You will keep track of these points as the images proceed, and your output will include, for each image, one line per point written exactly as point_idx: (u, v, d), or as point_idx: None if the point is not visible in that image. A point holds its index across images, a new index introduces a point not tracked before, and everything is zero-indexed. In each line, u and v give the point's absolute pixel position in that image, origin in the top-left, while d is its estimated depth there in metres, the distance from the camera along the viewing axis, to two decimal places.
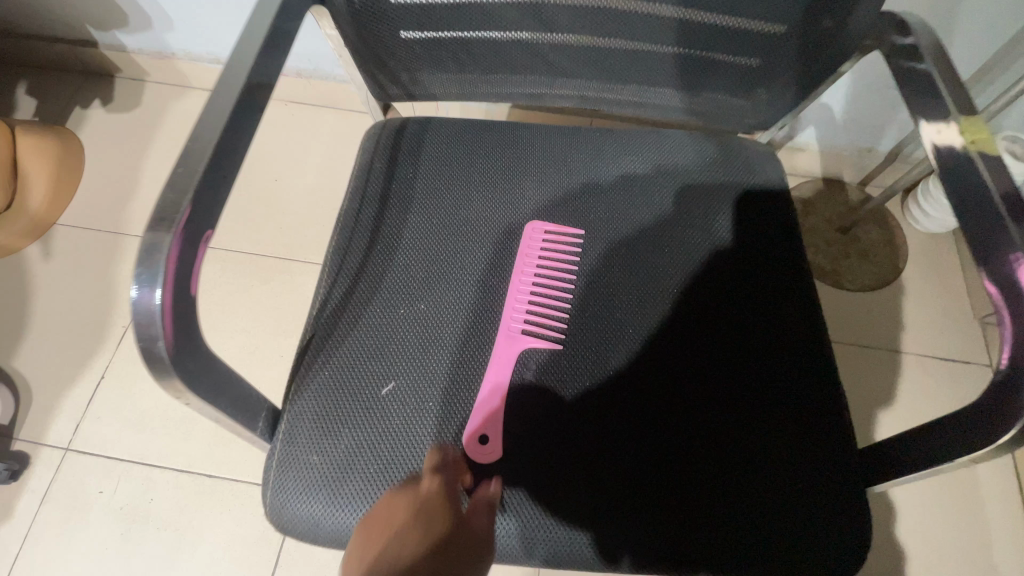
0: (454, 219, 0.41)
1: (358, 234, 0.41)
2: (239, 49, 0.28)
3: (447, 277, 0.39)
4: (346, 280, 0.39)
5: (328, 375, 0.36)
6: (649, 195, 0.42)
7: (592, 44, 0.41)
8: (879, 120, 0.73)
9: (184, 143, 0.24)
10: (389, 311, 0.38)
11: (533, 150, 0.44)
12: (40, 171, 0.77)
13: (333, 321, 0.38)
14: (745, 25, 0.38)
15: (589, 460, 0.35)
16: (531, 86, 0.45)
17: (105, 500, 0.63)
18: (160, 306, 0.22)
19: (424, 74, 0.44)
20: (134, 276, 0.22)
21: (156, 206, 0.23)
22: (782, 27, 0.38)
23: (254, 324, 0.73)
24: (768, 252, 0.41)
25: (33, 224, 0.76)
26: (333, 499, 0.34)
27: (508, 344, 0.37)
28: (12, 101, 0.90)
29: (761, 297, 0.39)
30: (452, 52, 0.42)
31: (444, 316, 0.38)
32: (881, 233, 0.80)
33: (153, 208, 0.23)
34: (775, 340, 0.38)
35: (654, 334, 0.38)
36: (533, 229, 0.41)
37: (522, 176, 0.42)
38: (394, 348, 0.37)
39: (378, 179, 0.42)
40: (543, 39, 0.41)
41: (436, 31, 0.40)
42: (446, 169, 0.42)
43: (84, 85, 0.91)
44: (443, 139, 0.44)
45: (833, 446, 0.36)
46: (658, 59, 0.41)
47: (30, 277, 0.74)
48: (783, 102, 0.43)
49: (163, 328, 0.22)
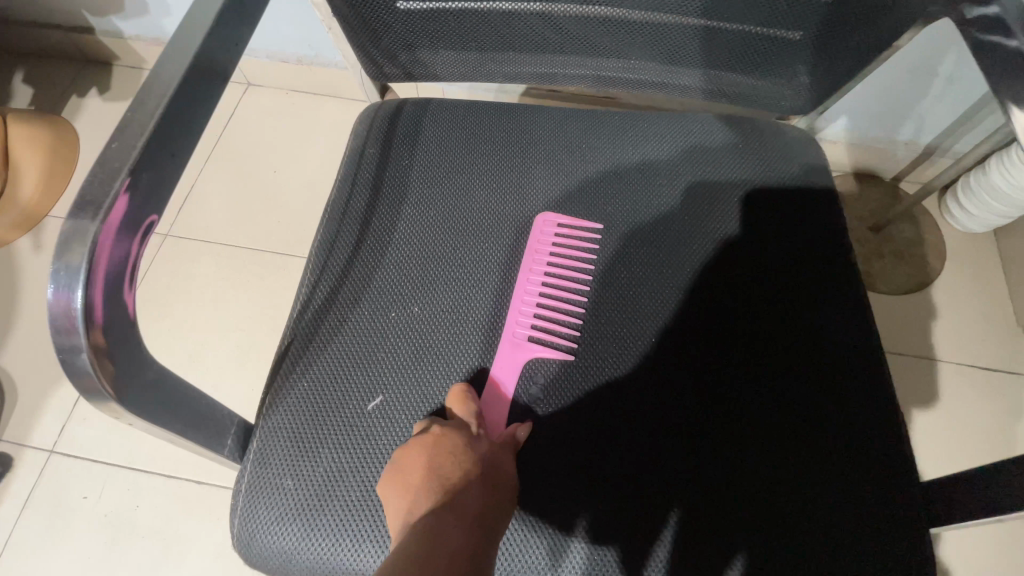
0: (453, 213, 0.37)
1: (346, 229, 0.37)
2: (197, 10, 0.25)
3: (443, 278, 0.35)
4: (330, 280, 0.35)
5: (307, 388, 0.32)
6: (674, 187, 0.38)
7: (611, 17, 0.36)
8: (919, 106, 0.66)
9: (122, 118, 0.21)
10: (378, 315, 0.34)
11: (543, 135, 0.39)
12: (32, 161, 0.75)
13: (314, 326, 0.34)
14: None
15: (600, 490, 0.31)
16: (544, 65, 0.40)
17: (91, 505, 0.60)
18: (82, 309, 0.19)
19: (423, 51, 0.39)
20: (52, 270, 0.19)
21: (82, 188, 0.19)
22: None
23: (250, 323, 0.69)
24: (808, 252, 0.36)
25: (24, 215, 0.74)
26: (309, 530, 0.30)
27: (512, 353, 0.33)
28: (9, 90, 0.88)
29: (801, 303, 0.35)
30: (455, 27, 0.38)
31: (440, 321, 0.34)
32: (917, 232, 0.75)
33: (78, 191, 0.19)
34: (815, 354, 0.34)
35: (677, 345, 0.34)
36: (544, 222, 0.36)
37: (529, 165, 0.38)
38: (382, 358, 0.33)
39: (369, 167, 0.38)
40: (556, 10, 0.36)
41: (436, 2, 0.36)
42: (444, 157, 0.38)
43: (82, 74, 0.88)
44: (443, 123, 0.40)
45: (884, 480, 0.31)
46: (686, 32, 0.37)
47: (20, 271, 0.72)
48: (828, 82, 0.38)
49: (88, 337, 0.20)
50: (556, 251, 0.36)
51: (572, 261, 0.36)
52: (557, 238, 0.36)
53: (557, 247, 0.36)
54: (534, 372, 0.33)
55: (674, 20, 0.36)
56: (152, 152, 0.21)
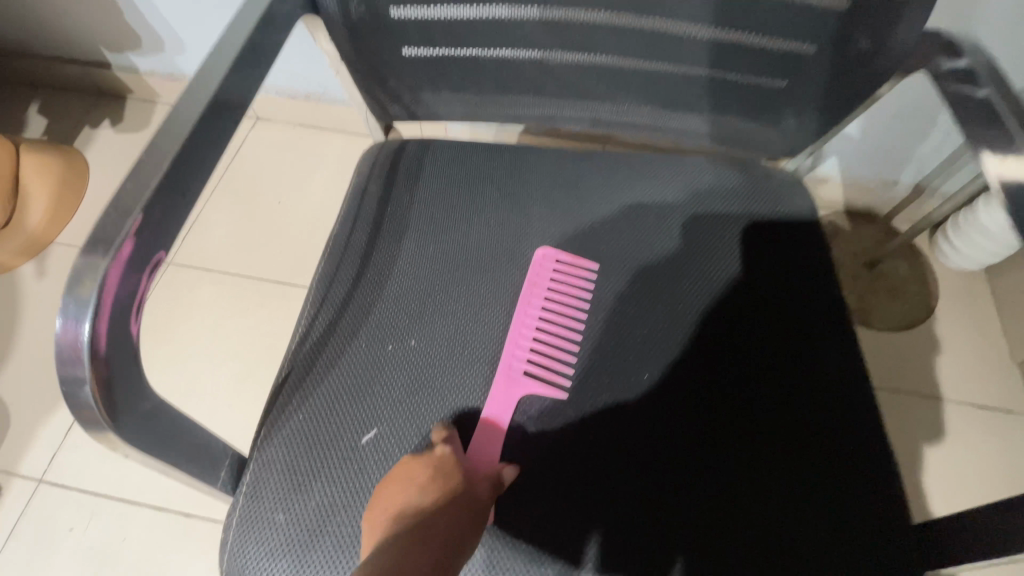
0: (452, 248, 0.38)
1: (347, 262, 0.37)
2: (212, 58, 0.26)
3: (441, 312, 0.36)
4: (330, 312, 0.36)
5: (303, 420, 0.33)
6: (669, 225, 0.39)
7: (607, 65, 0.38)
8: (908, 152, 0.69)
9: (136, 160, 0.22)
10: (375, 349, 0.35)
11: (539, 174, 0.41)
12: (41, 188, 0.77)
13: (312, 358, 0.34)
14: (773, 45, 0.35)
15: (593, 528, 0.31)
16: (542, 108, 0.42)
17: (76, 537, 0.59)
18: (87, 343, 0.20)
19: (426, 93, 0.41)
20: (61, 306, 0.20)
21: (94, 228, 0.20)
22: (811, 46, 0.35)
23: (248, 352, 0.70)
24: (799, 290, 0.37)
25: (30, 241, 0.75)
26: (299, 567, 0.30)
27: (508, 387, 0.34)
28: (24, 121, 0.90)
29: (794, 343, 0.35)
30: (457, 71, 0.39)
31: (435, 356, 0.34)
32: (911, 269, 0.76)
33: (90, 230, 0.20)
34: (806, 394, 0.34)
35: (671, 383, 0.34)
36: (545, 254, 0.38)
37: (527, 203, 0.39)
38: (378, 391, 0.33)
39: (372, 203, 0.39)
40: (555, 58, 0.38)
41: (439, 49, 0.38)
42: (444, 194, 0.40)
43: (96, 106, 0.91)
44: (444, 161, 0.41)
45: (878, 523, 0.31)
46: (678, 79, 0.39)
47: (21, 296, 0.72)
48: (814, 127, 0.39)
49: (90, 370, 0.20)
50: (555, 284, 0.37)
51: (572, 294, 0.36)
52: (557, 271, 0.37)
53: (558, 279, 0.37)
54: (531, 405, 0.34)
55: (665, 70, 0.38)
56: (164, 188, 0.22)
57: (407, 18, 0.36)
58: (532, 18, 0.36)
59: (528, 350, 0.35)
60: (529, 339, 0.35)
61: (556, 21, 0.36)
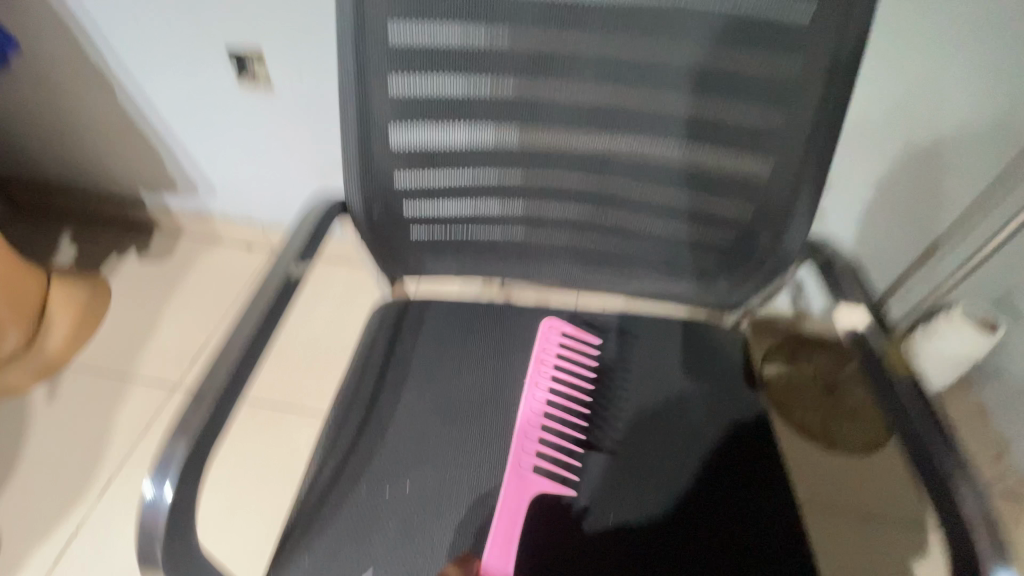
0: (446, 399, 0.44)
1: (354, 410, 0.43)
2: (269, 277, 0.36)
3: (437, 459, 0.41)
4: (337, 457, 0.41)
5: (309, 563, 0.37)
6: (631, 378, 0.46)
7: (574, 244, 0.48)
8: None
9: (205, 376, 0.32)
10: (375, 494, 0.40)
11: (523, 334, 0.48)
12: (64, 313, 0.84)
13: (321, 502, 0.39)
14: (703, 231, 0.45)
15: None
16: (524, 272, 0.51)
17: None
18: (166, 504, 0.28)
19: (427, 261, 0.50)
20: (152, 477, 0.29)
21: (177, 425, 0.30)
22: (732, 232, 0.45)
23: (244, 476, 0.73)
24: (749, 441, 0.43)
25: (45, 363, 0.81)
26: None
27: (506, 534, 0.38)
28: (55, 248, 0.99)
29: (745, 493, 0.40)
30: (454, 247, 0.49)
31: (428, 500, 0.39)
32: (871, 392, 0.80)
33: (174, 428, 0.30)
34: (756, 543, 0.39)
35: (637, 532, 0.39)
36: (536, 385, 0.44)
37: (513, 357, 0.46)
38: (379, 535, 0.38)
39: (380, 355, 0.46)
40: (531, 238, 0.48)
41: (439, 232, 0.47)
42: (442, 349, 0.47)
43: (123, 235, 1.01)
44: (442, 318, 0.49)
45: None
46: (632, 254, 0.48)
47: (30, 421, 0.78)
48: (744, 293, 0.48)
49: (162, 526, 0.29)
50: (556, 368, 0.45)
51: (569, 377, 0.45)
52: (556, 356, 0.46)
53: (557, 364, 0.45)
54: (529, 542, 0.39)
55: (626, 249, 0.48)
56: (226, 390, 0.32)
57: (413, 213, 0.46)
58: (513, 212, 0.46)
59: (536, 438, 0.41)
60: (537, 424, 0.42)
61: (531, 213, 0.46)
